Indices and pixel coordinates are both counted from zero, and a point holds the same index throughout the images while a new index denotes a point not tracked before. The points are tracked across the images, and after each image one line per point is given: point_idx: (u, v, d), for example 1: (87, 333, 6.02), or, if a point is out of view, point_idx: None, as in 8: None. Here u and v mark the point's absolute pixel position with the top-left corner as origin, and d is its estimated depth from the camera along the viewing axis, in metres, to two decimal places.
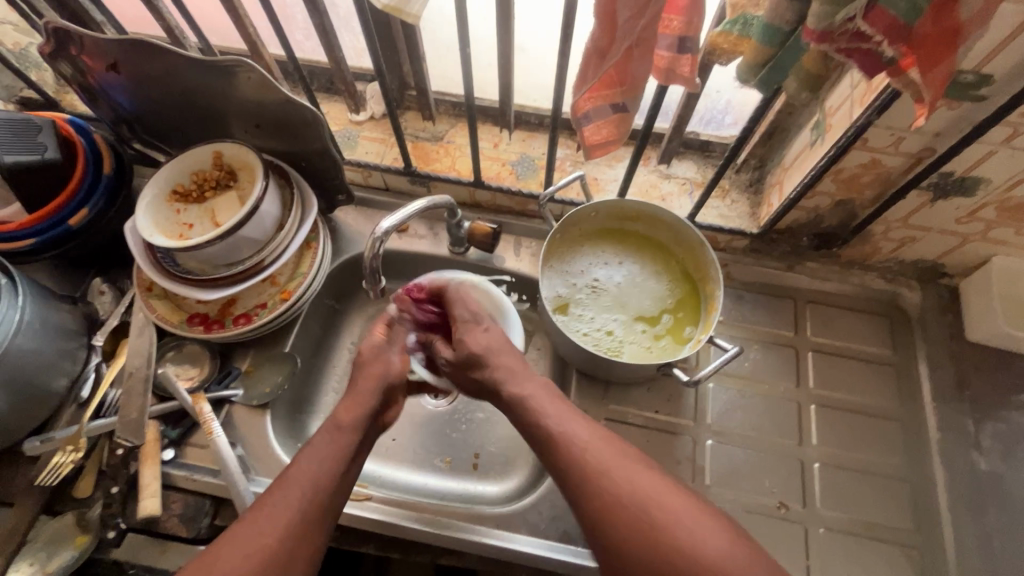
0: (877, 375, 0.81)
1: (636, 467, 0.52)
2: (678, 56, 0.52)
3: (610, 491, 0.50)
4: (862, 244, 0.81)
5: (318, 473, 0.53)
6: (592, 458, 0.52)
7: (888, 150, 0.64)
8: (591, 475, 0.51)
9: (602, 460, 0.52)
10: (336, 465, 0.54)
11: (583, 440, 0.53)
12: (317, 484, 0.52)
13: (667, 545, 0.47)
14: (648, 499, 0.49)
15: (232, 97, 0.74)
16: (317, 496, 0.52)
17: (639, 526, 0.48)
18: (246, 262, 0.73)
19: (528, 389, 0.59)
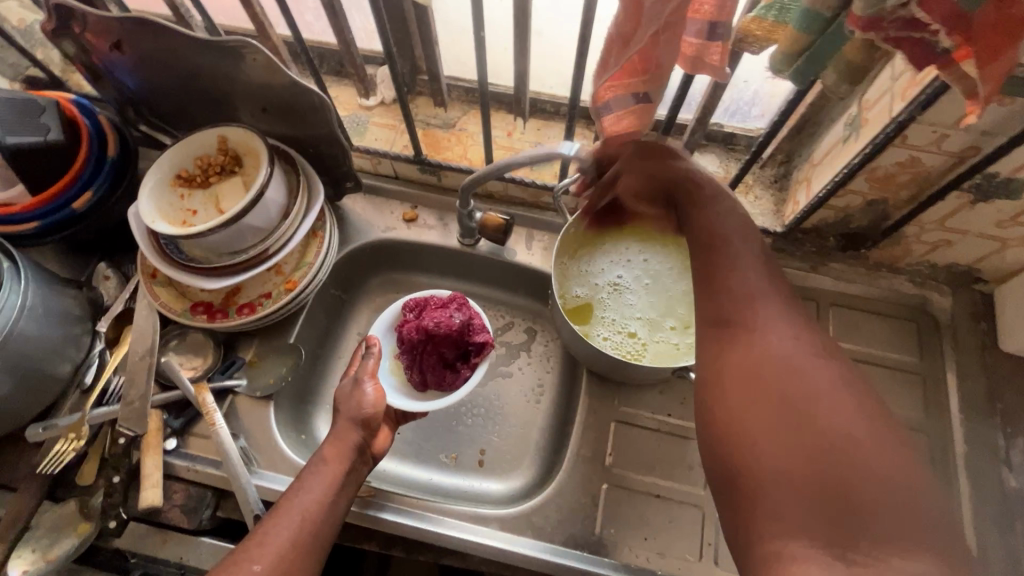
0: (902, 383, 0.78)
1: (810, 359, 0.45)
2: (707, 43, 0.48)
3: (817, 387, 0.43)
4: (893, 246, 0.77)
5: (312, 502, 0.55)
6: (789, 358, 0.45)
7: (930, 147, 0.59)
8: (761, 370, 0.44)
9: (790, 356, 0.45)
10: (326, 494, 0.56)
11: (767, 339, 0.46)
12: (309, 511, 0.54)
13: (819, 446, 0.40)
14: (815, 399, 0.42)
15: (239, 79, 0.72)
16: (307, 523, 0.53)
17: (800, 413, 0.42)
18: (250, 251, 0.71)
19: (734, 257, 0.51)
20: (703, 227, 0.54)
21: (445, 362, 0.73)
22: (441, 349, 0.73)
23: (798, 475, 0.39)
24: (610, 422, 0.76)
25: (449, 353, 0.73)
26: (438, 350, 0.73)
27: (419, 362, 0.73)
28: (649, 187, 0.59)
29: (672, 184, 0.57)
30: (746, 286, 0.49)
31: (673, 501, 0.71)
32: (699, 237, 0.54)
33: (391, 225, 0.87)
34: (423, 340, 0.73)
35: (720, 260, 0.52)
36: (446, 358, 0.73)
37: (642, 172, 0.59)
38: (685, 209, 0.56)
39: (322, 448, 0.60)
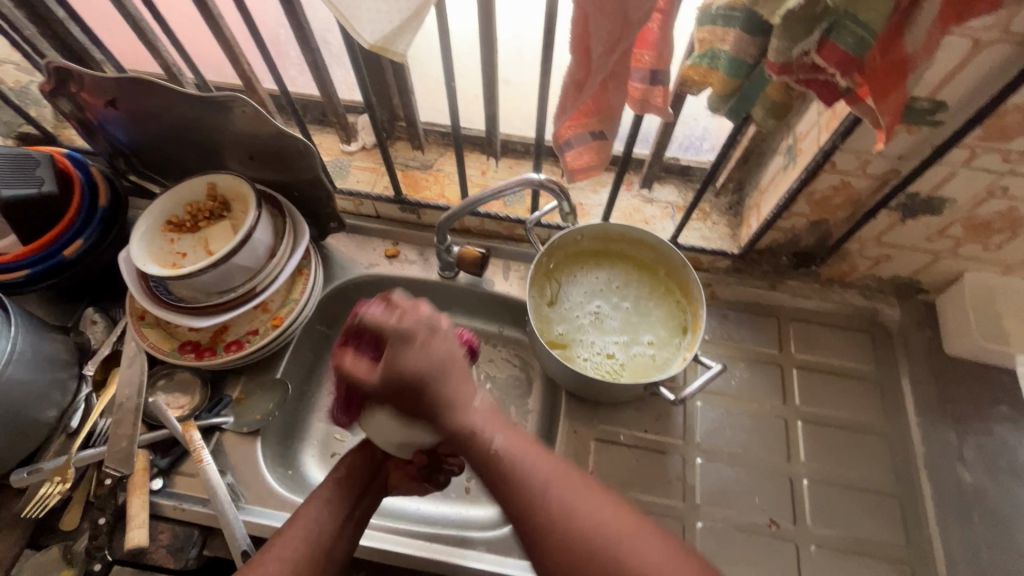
0: (861, 390, 0.83)
1: (583, 495, 0.47)
2: (651, 87, 0.55)
3: (571, 501, 0.46)
4: (840, 262, 0.83)
5: (322, 521, 0.58)
6: (545, 479, 0.47)
7: (857, 172, 0.66)
8: (511, 479, 0.48)
9: (546, 481, 0.47)
10: (333, 521, 0.58)
11: (518, 467, 0.48)
12: (315, 539, 0.56)
13: (586, 553, 0.44)
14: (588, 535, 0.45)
15: (227, 130, 0.77)
16: (309, 553, 0.55)
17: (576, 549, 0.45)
18: (238, 290, 0.74)
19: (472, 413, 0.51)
20: (482, 457, 0.49)
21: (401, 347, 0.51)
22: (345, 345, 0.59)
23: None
24: (591, 440, 0.79)
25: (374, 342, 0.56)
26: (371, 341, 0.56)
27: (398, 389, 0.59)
28: (393, 400, 0.51)
29: (411, 384, 0.50)
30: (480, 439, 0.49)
31: (655, 515, 0.74)
32: (427, 411, 0.51)
33: (373, 261, 0.92)
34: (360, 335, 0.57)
35: (440, 415, 0.50)
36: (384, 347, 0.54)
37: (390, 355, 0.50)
38: (412, 409, 0.51)
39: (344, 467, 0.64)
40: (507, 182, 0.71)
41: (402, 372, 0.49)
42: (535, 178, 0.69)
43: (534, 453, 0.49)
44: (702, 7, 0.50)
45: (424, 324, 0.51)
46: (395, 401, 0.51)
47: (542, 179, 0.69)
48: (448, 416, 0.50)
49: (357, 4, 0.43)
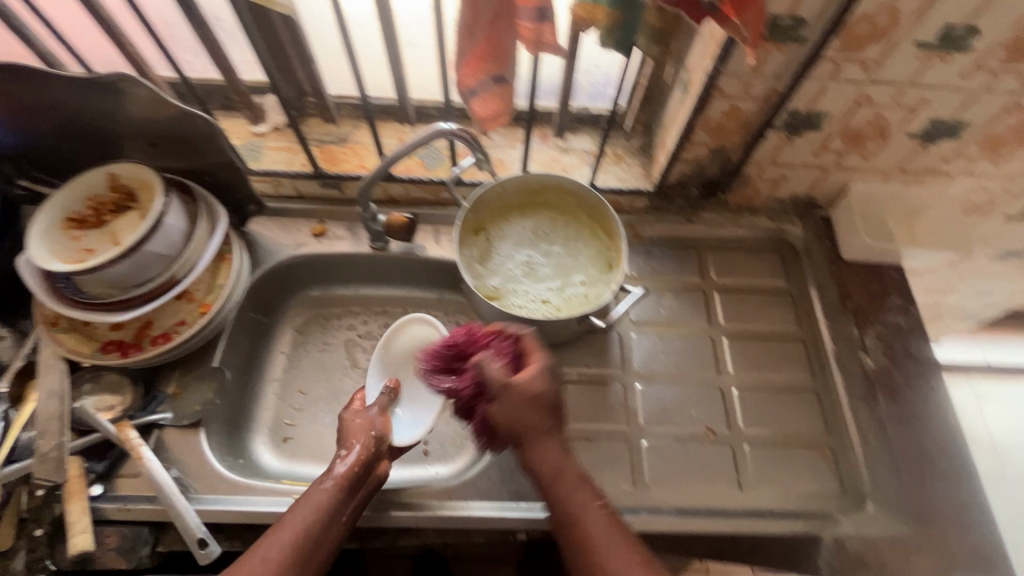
0: (775, 302, 0.91)
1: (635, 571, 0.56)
2: (541, 25, 0.57)
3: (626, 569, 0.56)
4: (744, 188, 0.90)
5: (306, 526, 0.58)
6: (612, 549, 0.57)
7: (742, 96, 0.72)
8: (585, 542, 0.58)
9: (610, 550, 0.57)
10: (322, 517, 0.60)
11: (600, 549, 0.57)
12: (308, 531, 0.58)
13: None
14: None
15: (122, 116, 0.73)
16: (301, 544, 0.57)
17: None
18: (156, 280, 0.72)
19: (561, 462, 0.63)
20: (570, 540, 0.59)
21: (536, 363, 0.66)
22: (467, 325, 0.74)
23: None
24: None
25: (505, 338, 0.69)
26: (501, 339, 0.69)
27: (437, 360, 0.73)
28: (528, 411, 0.63)
29: (553, 405, 0.65)
30: (577, 494, 0.61)
31: (603, 440, 0.78)
32: (540, 437, 0.63)
33: (301, 241, 0.91)
34: (496, 324, 0.71)
35: (546, 449, 0.63)
36: (509, 364, 0.67)
37: (540, 373, 0.65)
38: (534, 427, 0.63)
39: (341, 466, 0.65)
40: (420, 134, 0.72)
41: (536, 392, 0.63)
42: (445, 127, 0.71)
43: (605, 523, 0.59)
44: None
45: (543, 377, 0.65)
46: (523, 415, 0.63)
47: (452, 128, 0.71)
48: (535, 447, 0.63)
49: None
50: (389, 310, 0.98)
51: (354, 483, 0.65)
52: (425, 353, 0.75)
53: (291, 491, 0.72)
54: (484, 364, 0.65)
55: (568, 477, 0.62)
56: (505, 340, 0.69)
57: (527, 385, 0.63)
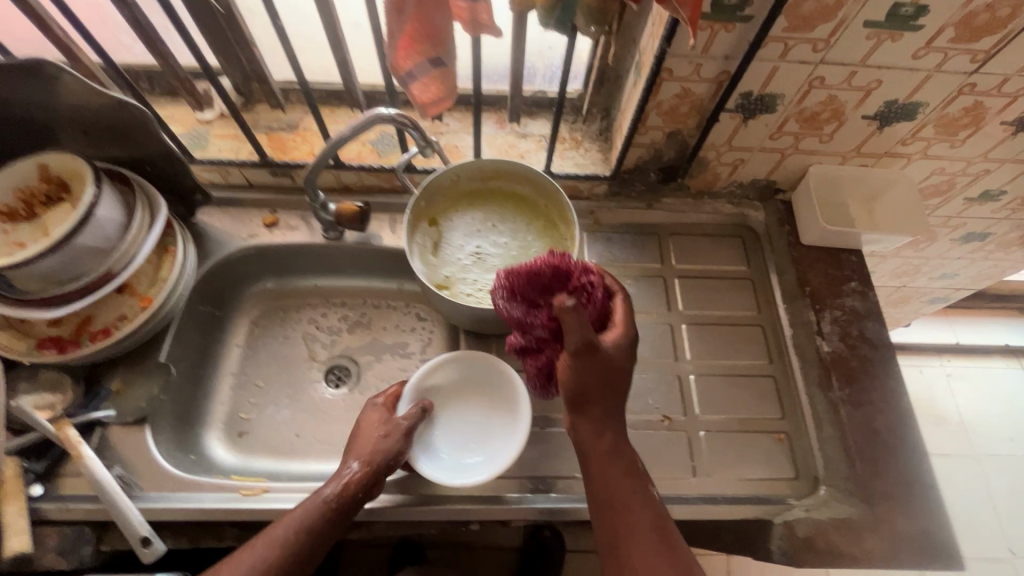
0: (736, 288, 0.90)
1: (653, 537, 0.59)
2: (475, 5, 0.55)
3: (649, 531, 0.60)
4: (704, 173, 0.89)
5: (285, 545, 0.59)
6: (643, 512, 0.61)
7: (693, 78, 0.70)
8: (621, 499, 0.61)
9: (639, 510, 0.61)
10: (307, 534, 0.60)
11: (632, 508, 0.61)
12: (286, 551, 0.59)
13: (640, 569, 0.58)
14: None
15: (49, 103, 0.70)
16: (281, 560, 0.58)
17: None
18: (92, 274, 0.70)
19: (609, 423, 0.64)
20: (605, 493, 0.62)
21: (620, 330, 0.64)
22: (587, 265, 0.67)
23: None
24: None
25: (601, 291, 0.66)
26: (596, 291, 0.65)
27: (516, 286, 0.64)
28: (598, 383, 0.61)
29: (624, 381, 0.63)
30: (627, 486, 0.62)
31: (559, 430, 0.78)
32: (598, 416, 0.63)
33: (252, 232, 0.89)
34: (587, 268, 0.66)
35: (603, 429, 0.63)
36: (597, 313, 0.65)
37: (625, 344, 0.63)
38: (599, 401, 0.62)
39: (343, 483, 0.64)
40: (357, 120, 0.70)
41: (619, 359, 0.62)
42: (384, 113, 0.69)
43: (639, 488, 0.62)
44: None
45: (626, 345, 0.63)
46: (593, 387, 0.61)
47: (393, 112, 0.69)
48: (594, 403, 0.62)
49: None
50: (346, 302, 0.96)
51: (354, 502, 0.64)
52: (509, 271, 0.65)
53: (239, 486, 0.71)
54: (574, 315, 0.55)
55: (615, 431, 0.64)
56: (602, 295, 0.66)
57: (608, 358, 0.60)
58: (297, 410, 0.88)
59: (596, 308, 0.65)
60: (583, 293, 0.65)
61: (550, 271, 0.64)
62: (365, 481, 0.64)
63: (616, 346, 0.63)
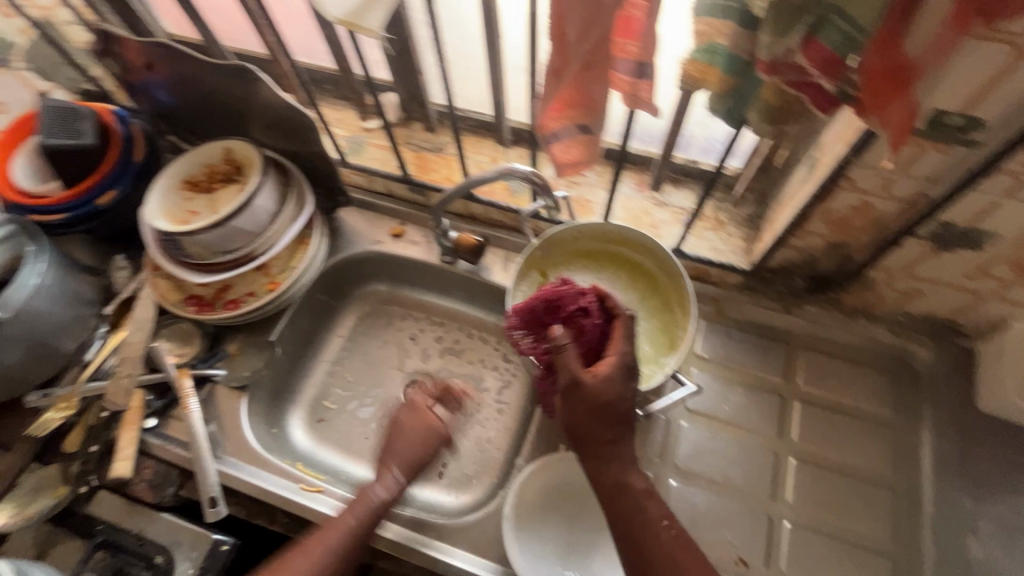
0: (871, 435, 0.75)
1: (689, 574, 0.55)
2: (638, 80, 0.50)
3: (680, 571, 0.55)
4: (864, 292, 0.75)
5: (336, 538, 0.66)
6: (667, 546, 0.56)
7: (879, 193, 0.59)
8: (643, 529, 0.57)
9: (666, 548, 0.56)
10: (352, 532, 0.67)
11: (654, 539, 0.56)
12: (338, 545, 0.65)
13: None
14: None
15: (247, 98, 0.80)
16: (335, 552, 0.65)
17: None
18: (238, 251, 0.78)
19: (615, 454, 0.59)
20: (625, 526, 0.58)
21: (614, 351, 0.60)
22: (582, 287, 0.64)
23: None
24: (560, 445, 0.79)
25: (598, 316, 0.63)
26: (590, 318, 0.63)
27: (518, 324, 0.65)
28: (591, 419, 0.58)
29: (624, 408, 0.59)
30: (644, 512, 0.58)
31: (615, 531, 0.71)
32: (605, 449, 0.59)
33: (378, 239, 0.94)
34: (583, 292, 0.64)
35: (613, 461, 0.59)
36: (591, 341, 0.62)
37: (619, 369, 0.59)
38: (596, 436, 0.59)
39: (378, 487, 0.71)
40: (493, 168, 0.70)
41: (615, 391, 0.58)
42: (518, 170, 0.69)
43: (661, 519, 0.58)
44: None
45: (622, 371, 0.59)
46: (591, 423, 0.58)
47: (526, 171, 0.69)
48: (593, 439, 0.59)
49: None
50: (444, 323, 0.98)
51: (396, 493, 0.72)
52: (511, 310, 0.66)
53: (301, 479, 0.75)
54: (564, 350, 0.59)
55: (624, 459, 0.60)
56: (596, 321, 0.63)
57: (598, 389, 0.57)
58: (373, 414, 0.91)
59: (590, 335, 0.62)
60: (578, 323, 0.63)
61: (542, 304, 0.64)
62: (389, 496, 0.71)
63: (611, 375, 0.58)
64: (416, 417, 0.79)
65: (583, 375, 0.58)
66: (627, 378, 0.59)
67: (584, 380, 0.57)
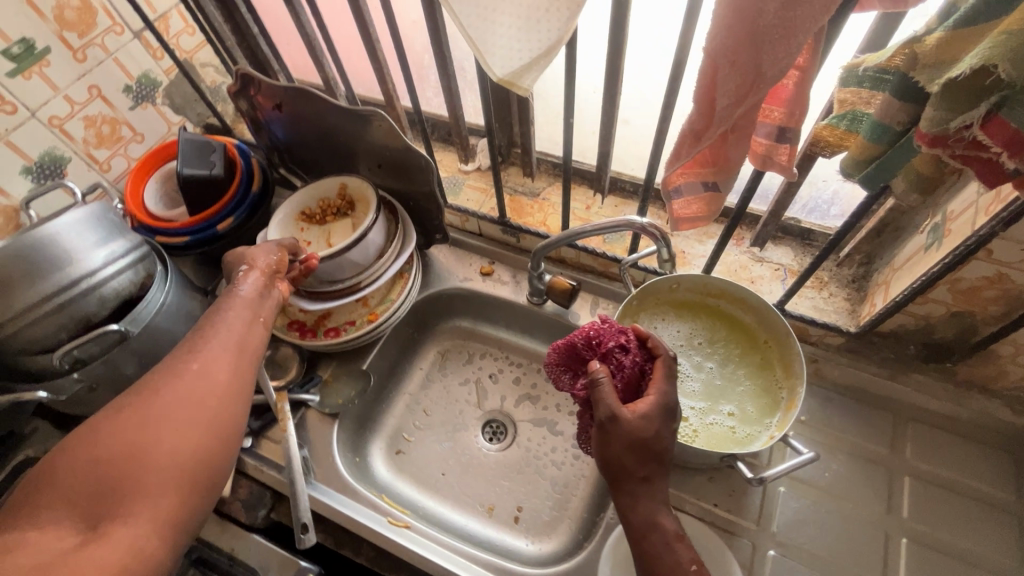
0: (993, 521, 0.70)
1: None
2: (776, 144, 0.52)
3: None
4: (985, 364, 0.71)
5: (245, 319, 0.61)
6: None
7: (1019, 265, 0.57)
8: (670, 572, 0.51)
9: None
10: (254, 319, 0.62)
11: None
12: (237, 333, 0.59)
13: None
14: (154, 450, 0.47)
15: (363, 138, 0.85)
16: (237, 337, 0.58)
17: (129, 432, 0.47)
18: (346, 282, 0.82)
19: (642, 489, 0.54)
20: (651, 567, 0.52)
21: (654, 391, 0.56)
22: (624, 326, 0.62)
23: (60, 500, 0.43)
24: None
25: (639, 355, 0.60)
26: (631, 355, 0.60)
27: (559, 359, 0.65)
28: (628, 458, 0.53)
29: (662, 449, 0.54)
30: (673, 555, 0.52)
31: None
32: (636, 486, 0.54)
33: (468, 276, 0.97)
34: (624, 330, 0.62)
35: (643, 497, 0.54)
36: (631, 378, 0.59)
37: (659, 409, 0.55)
38: (631, 475, 0.53)
39: (240, 280, 0.65)
40: (604, 219, 0.71)
41: (654, 433, 0.53)
42: (637, 221, 0.69)
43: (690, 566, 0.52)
44: (848, 67, 0.47)
45: (659, 407, 0.54)
46: (624, 461, 0.53)
47: (643, 223, 0.69)
48: (623, 474, 0.54)
49: (492, 39, 0.46)
50: (523, 363, 0.99)
51: (262, 288, 0.66)
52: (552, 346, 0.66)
53: (388, 512, 0.75)
54: (603, 383, 0.55)
55: (652, 492, 0.54)
56: (636, 358, 0.60)
57: (637, 427, 0.53)
58: (451, 450, 0.91)
59: (628, 369, 0.59)
60: (616, 359, 0.60)
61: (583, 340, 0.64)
62: (240, 331, 0.59)
63: (645, 412, 0.54)
64: (271, 252, 0.71)
65: (622, 411, 0.53)
66: (667, 420, 0.55)
67: (620, 413, 0.53)
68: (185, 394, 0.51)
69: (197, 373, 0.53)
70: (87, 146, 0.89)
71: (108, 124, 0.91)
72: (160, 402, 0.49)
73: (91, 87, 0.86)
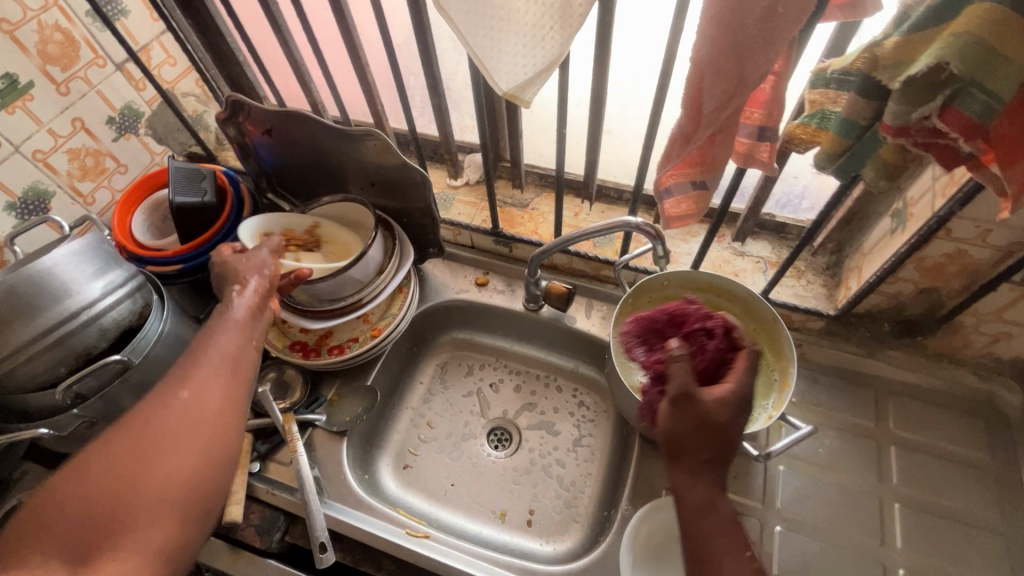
0: (972, 479, 0.75)
1: None
2: (758, 143, 0.57)
3: None
4: (951, 335, 0.78)
5: (236, 341, 0.61)
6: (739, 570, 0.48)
7: (974, 241, 0.64)
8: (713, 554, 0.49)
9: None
10: (246, 341, 0.62)
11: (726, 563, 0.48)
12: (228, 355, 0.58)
13: None
14: (144, 482, 0.47)
15: (355, 158, 0.87)
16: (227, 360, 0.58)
17: (118, 467, 0.47)
18: (347, 299, 0.82)
19: (695, 465, 0.52)
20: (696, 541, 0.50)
21: (733, 381, 0.57)
22: (715, 314, 0.67)
23: (49, 538, 0.44)
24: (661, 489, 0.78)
25: (721, 342, 0.64)
26: (713, 340, 0.64)
27: (637, 330, 0.72)
28: (694, 434, 0.53)
29: (731, 438, 0.54)
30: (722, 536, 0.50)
31: None
32: (696, 464, 0.52)
33: (463, 288, 0.99)
34: (713, 318, 0.66)
35: (700, 476, 0.52)
36: (710, 364, 0.62)
37: (736, 397, 0.55)
38: (694, 451, 0.53)
39: (235, 297, 0.66)
40: (596, 223, 0.74)
41: (729, 417, 0.54)
42: (631, 221, 0.73)
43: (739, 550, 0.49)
44: (817, 70, 0.53)
45: (734, 395, 0.55)
46: (691, 435, 0.53)
47: (638, 222, 0.72)
48: (684, 444, 0.53)
49: (497, 55, 0.50)
50: (522, 370, 1.01)
51: (255, 310, 0.66)
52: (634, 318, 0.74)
53: (405, 523, 0.75)
54: (682, 358, 0.55)
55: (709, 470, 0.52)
56: (718, 345, 0.64)
57: (711, 407, 0.53)
58: (459, 459, 0.92)
59: (710, 352, 0.63)
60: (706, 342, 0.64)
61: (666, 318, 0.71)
62: (229, 351, 0.59)
63: (722, 396, 0.55)
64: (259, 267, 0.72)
65: (697, 390, 0.54)
66: (743, 411, 0.55)
67: (693, 388, 0.54)
68: (174, 421, 0.51)
69: (187, 401, 0.52)
70: (71, 180, 0.88)
71: (92, 156, 0.90)
72: (149, 430, 0.50)
73: (75, 120, 0.85)
